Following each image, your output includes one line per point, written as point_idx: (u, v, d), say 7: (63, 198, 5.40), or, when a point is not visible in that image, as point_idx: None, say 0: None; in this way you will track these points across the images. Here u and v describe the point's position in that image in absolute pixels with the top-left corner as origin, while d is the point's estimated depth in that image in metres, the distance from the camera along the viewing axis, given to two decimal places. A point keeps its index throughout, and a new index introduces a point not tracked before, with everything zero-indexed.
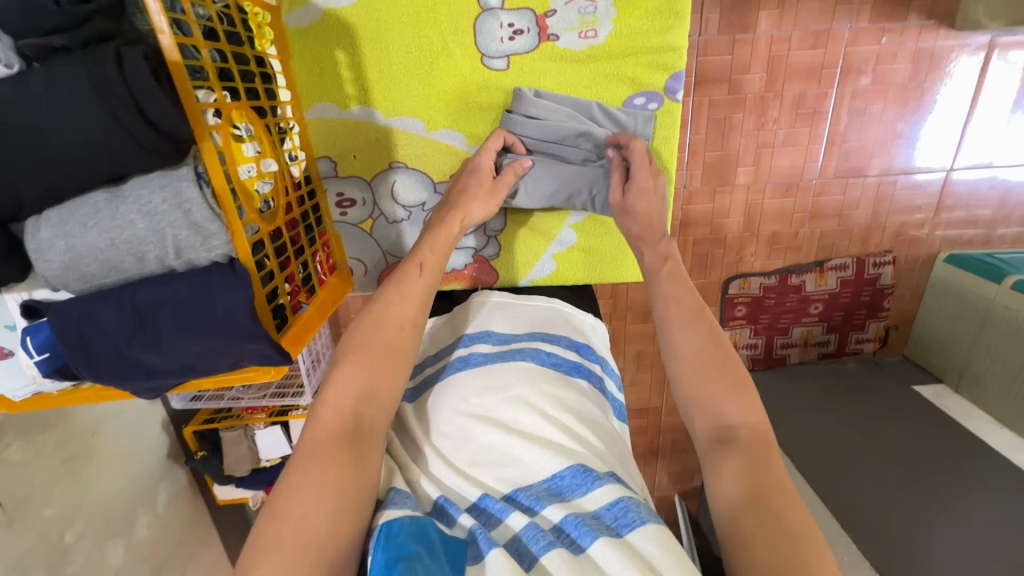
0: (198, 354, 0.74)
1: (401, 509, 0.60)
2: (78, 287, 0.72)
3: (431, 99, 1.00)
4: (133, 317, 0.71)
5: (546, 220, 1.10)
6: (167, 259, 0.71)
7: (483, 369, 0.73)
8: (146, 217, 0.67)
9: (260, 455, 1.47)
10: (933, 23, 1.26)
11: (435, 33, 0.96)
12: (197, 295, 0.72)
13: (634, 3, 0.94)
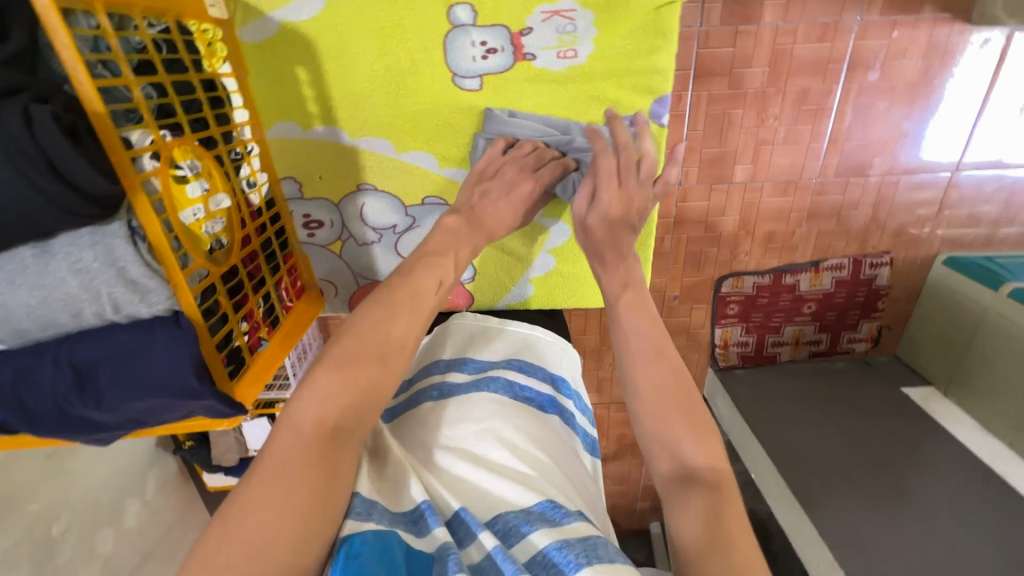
0: (143, 410, 0.74)
1: (362, 522, 0.58)
2: (15, 341, 0.70)
3: (399, 120, 0.96)
4: (72, 375, 0.70)
5: (524, 245, 1.07)
6: (106, 314, 0.69)
7: (455, 399, 0.73)
8: (77, 274, 0.65)
9: (247, 446, 1.48)
10: (949, 16, 1.19)
11: (401, 51, 0.91)
12: (140, 346, 0.71)
13: (617, 23, 0.88)
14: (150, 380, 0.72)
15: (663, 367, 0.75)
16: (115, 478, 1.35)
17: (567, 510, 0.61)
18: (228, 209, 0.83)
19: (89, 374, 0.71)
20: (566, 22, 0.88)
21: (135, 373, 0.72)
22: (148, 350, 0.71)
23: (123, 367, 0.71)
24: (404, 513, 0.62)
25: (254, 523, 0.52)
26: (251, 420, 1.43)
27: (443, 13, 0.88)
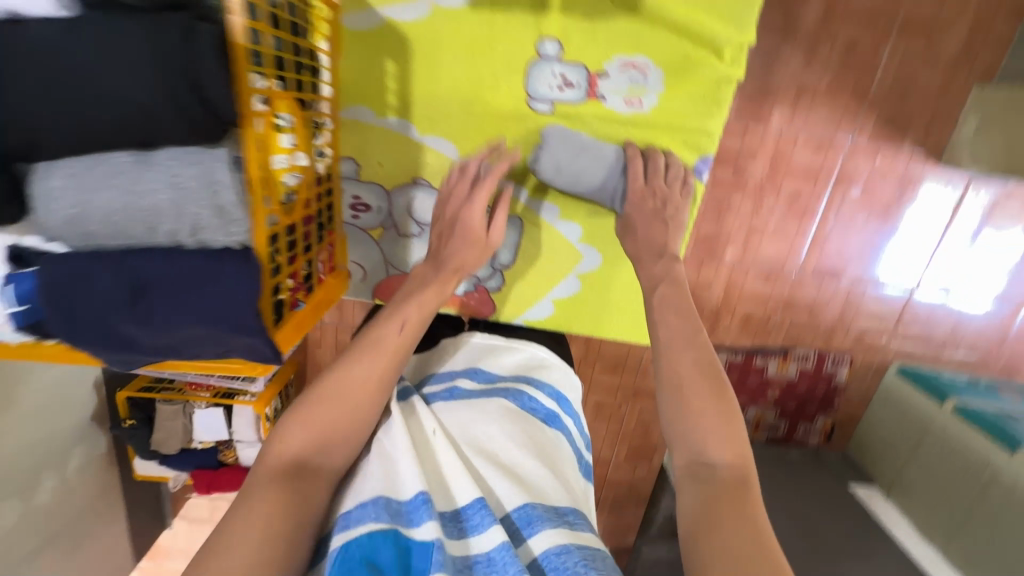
0: (191, 336, 0.72)
1: (353, 529, 0.58)
2: (76, 243, 0.66)
3: (467, 128, 1.02)
4: (128, 291, 0.67)
5: (555, 263, 1.11)
6: (180, 235, 0.67)
7: (465, 401, 0.75)
8: (173, 185, 0.64)
9: (193, 436, 1.40)
10: (924, 153, 1.37)
11: (487, 68, 0.97)
12: (204, 275, 0.69)
13: (683, 83, 0.96)
14: (210, 311, 0.70)
15: (683, 350, 0.76)
16: (38, 446, 1.23)
17: (566, 519, 0.62)
18: (305, 167, 0.86)
19: (144, 288, 0.68)
20: (637, 76, 0.96)
21: (189, 300, 0.70)
22: (218, 277, 0.69)
23: (189, 291, 0.69)
24: (404, 503, 0.61)
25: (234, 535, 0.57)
26: (204, 408, 1.37)
27: (533, 43, 0.95)
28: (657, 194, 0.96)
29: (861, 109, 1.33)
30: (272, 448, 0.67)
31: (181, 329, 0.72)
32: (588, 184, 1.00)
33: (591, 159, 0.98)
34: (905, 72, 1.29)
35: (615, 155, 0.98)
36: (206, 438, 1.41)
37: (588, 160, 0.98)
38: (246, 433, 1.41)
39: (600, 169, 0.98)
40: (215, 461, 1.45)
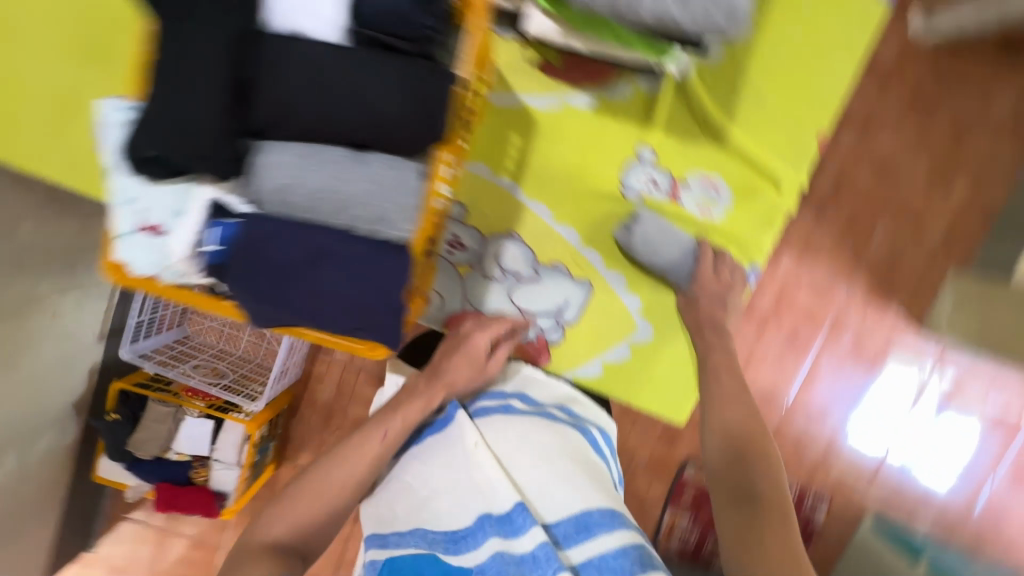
0: (338, 312, 0.72)
1: (394, 549, 0.68)
2: (270, 207, 0.70)
3: (569, 204, 1.04)
4: (303, 256, 0.69)
5: (611, 328, 1.09)
6: (361, 223, 0.71)
7: (517, 418, 0.78)
8: (368, 178, 0.70)
9: (172, 445, 1.34)
10: (906, 323, 1.53)
11: (596, 158, 1.02)
12: (361, 265, 0.70)
13: (749, 201, 1.04)
14: (351, 302, 0.71)
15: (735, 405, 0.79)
16: (18, 417, 1.17)
17: (621, 520, 0.69)
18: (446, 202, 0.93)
19: (301, 263, 0.69)
20: (710, 187, 1.03)
21: (338, 280, 0.70)
22: (371, 265, 0.70)
23: (336, 278, 0.70)
24: (443, 533, 0.67)
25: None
26: (196, 416, 1.33)
27: (632, 146, 1.01)
28: (716, 285, 0.97)
29: (856, 268, 1.51)
30: (260, 527, 0.70)
31: (332, 301, 0.71)
32: (665, 258, 1.00)
33: (670, 239, 1.01)
34: (895, 245, 1.49)
35: (688, 246, 1.01)
36: (184, 451, 1.35)
37: (668, 237, 1.01)
38: (228, 453, 1.35)
39: (678, 249, 1.01)
40: (184, 479, 1.36)
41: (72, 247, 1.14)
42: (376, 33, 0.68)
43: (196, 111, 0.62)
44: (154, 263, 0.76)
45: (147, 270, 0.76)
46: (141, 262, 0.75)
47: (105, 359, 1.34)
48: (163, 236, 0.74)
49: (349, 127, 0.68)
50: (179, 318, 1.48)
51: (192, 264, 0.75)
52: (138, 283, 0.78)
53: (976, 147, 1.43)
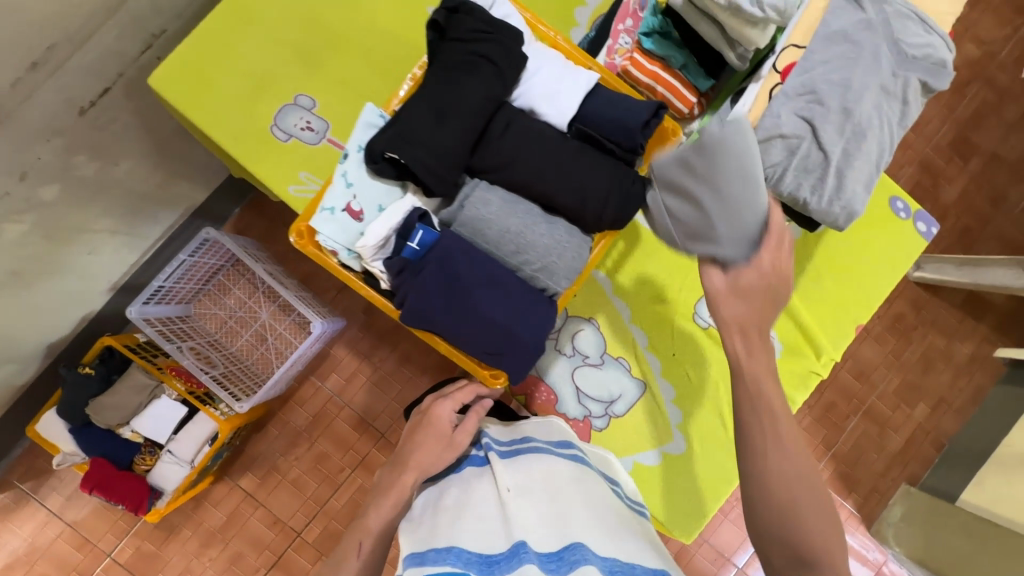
0: (480, 350, 0.59)
1: (435, 564, 0.48)
2: (457, 228, 0.60)
3: (664, 313, 0.86)
4: (460, 281, 0.57)
5: (642, 424, 0.85)
6: (530, 270, 0.60)
7: (565, 463, 0.68)
8: (561, 234, 0.61)
9: (132, 422, 1.25)
10: (859, 517, 1.51)
11: (682, 281, 0.85)
12: (525, 308, 0.59)
13: (806, 347, 0.86)
14: (495, 334, 0.58)
15: None
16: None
17: None
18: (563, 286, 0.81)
19: (457, 289, 0.57)
20: None
21: (494, 316, 0.58)
22: (527, 313, 0.59)
23: (483, 313, 0.58)
24: (482, 553, 0.50)
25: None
26: (171, 399, 1.25)
27: None
28: (772, 275, 0.54)
29: (824, 457, 1.51)
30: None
31: (475, 332, 0.58)
32: (713, 227, 0.54)
33: (742, 187, 0.51)
34: (859, 445, 1.52)
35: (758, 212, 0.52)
36: (141, 431, 1.25)
37: (736, 181, 0.52)
38: (184, 449, 1.24)
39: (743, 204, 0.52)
40: (126, 463, 1.26)
41: (148, 198, 1.15)
42: (593, 131, 0.62)
43: (447, 139, 0.57)
44: (342, 244, 0.60)
45: (331, 250, 0.60)
46: (332, 237, 0.59)
47: (103, 310, 1.27)
48: (361, 222, 0.61)
49: (563, 188, 0.60)
50: (190, 296, 1.41)
51: (377, 247, 0.58)
52: (314, 260, 0.62)
53: (937, 381, 1.54)
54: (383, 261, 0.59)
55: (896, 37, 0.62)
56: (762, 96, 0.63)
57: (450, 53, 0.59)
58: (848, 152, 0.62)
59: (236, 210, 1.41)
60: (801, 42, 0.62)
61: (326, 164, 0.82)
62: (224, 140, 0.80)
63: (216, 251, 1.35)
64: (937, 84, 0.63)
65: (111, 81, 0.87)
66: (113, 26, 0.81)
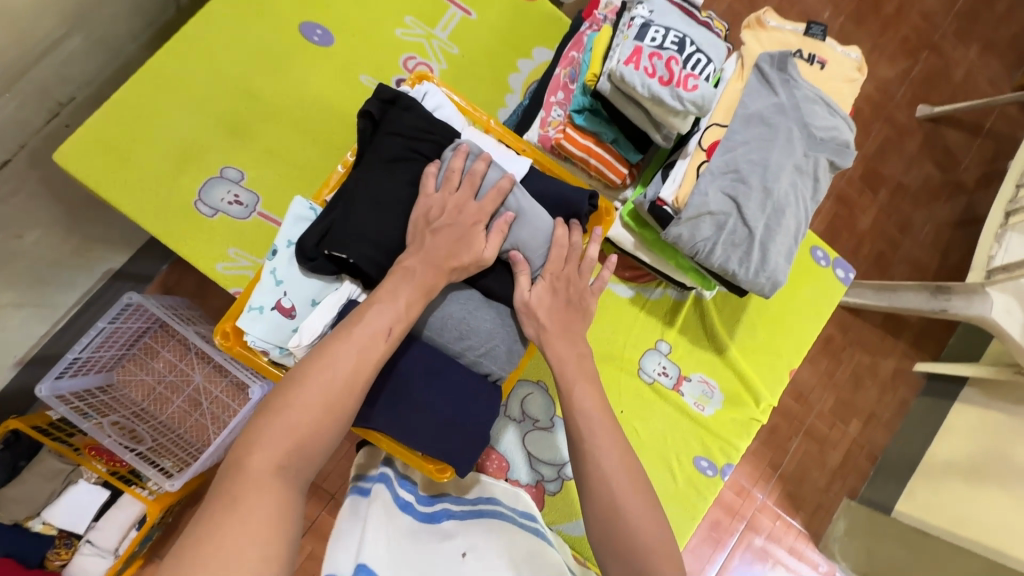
0: (424, 442, 0.57)
1: None
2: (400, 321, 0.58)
3: (611, 371, 0.86)
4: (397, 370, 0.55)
5: None
6: (471, 353, 0.59)
7: (515, 528, 0.65)
8: (503, 320, 0.60)
9: (43, 512, 1.12)
10: (807, 534, 1.56)
11: (626, 338, 0.87)
12: (467, 398, 0.57)
13: (744, 393, 0.90)
14: (441, 422, 0.56)
15: None
16: None
17: None
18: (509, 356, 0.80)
19: (397, 385, 0.55)
20: (706, 384, 0.89)
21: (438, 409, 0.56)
22: (471, 402, 0.57)
23: (428, 396, 0.56)
24: None
25: (200, 569, 0.37)
26: (91, 483, 1.15)
27: (653, 335, 0.88)
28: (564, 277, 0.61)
29: (771, 478, 1.56)
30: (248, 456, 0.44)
31: (420, 424, 0.56)
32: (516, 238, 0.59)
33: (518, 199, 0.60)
34: (803, 463, 1.59)
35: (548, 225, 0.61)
36: (55, 522, 1.12)
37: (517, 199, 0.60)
38: (106, 537, 1.13)
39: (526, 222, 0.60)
40: (36, 561, 1.10)
41: (59, 265, 1.06)
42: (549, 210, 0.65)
43: (386, 220, 0.57)
44: (273, 343, 0.58)
45: (261, 347, 0.57)
46: (261, 334, 0.57)
47: (8, 388, 1.14)
48: (293, 318, 0.59)
49: (507, 274, 0.61)
50: (111, 363, 1.30)
51: (311, 345, 0.55)
52: (243, 361, 0.58)
53: (867, 398, 1.65)
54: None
55: (806, 120, 0.67)
56: (690, 172, 0.66)
57: (389, 145, 0.59)
58: (770, 228, 0.66)
59: (163, 267, 1.35)
60: (723, 122, 0.66)
61: (258, 239, 0.78)
62: (144, 219, 0.75)
63: (140, 315, 1.26)
64: (843, 162, 0.68)
65: (11, 152, 0.80)
66: (13, 97, 0.75)
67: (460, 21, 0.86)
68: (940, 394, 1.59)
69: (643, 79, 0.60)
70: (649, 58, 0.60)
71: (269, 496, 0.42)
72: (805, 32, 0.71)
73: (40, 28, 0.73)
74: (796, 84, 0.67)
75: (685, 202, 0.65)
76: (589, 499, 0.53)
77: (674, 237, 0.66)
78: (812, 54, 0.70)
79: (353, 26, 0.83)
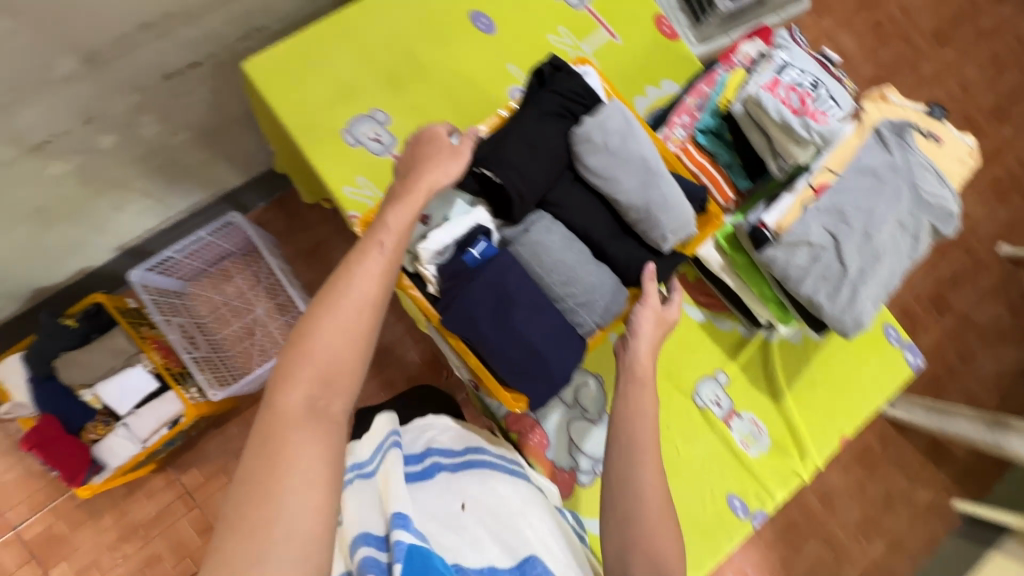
0: (510, 367, 0.59)
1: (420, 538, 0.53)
2: (516, 250, 0.61)
3: (667, 385, 0.87)
4: (497, 300, 0.57)
5: None
6: (567, 299, 0.61)
7: (506, 477, 0.68)
8: (606, 279, 0.62)
9: (95, 386, 1.17)
10: None
11: (689, 360, 0.89)
12: (563, 336, 0.60)
13: (793, 443, 0.89)
14: (524, 363, 0.59)
15: None
16: None
17: None
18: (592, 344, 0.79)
19: (504, 304, 0.57)
20: (755, 425, 0.89)
21: (533, 339, 0.58)
22: (560, 341, 0.59)
23: (535, 312, 0.58)
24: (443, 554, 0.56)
25: (264, 500, 0.44)
26: (146, 370, 1.19)
27: (714, 365, 0.90)
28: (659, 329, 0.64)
29: None
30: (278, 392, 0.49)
31: (510, 350, 0.58)
32: (626, 194, 0.62)
33: (637, 162, 0.62)
34: (815, 570, 1.49)
35: (670, 191, 0.62)
36: (103, 398, 1.17)
37: (638, 164, 0.62)
38: (142, 426, 1.17)
39: (642, 180, 0.62)
40: (77, 428, 1.18)
41: (189, 172, 1.18)
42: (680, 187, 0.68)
43: (540, 166, 0.62)
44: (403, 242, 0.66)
45: None
46: None
47: (105, 265, 1.25)
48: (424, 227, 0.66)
49: (619, 243, 0.65)
50: (191, 275, 1.38)
51: (437, 253, 0.60)
52: None
53: (896, 522, 1.56)
54: (437, 266, 0.60)
55: (916, 183, 0.71)
56: (796, 205, 0.71)
57: (548, 102, 0.65)
58: (863, 270, 0.69)
59: (261, 203, 1.45)
60: (835, 169, 0.72)
61: (383, 175, 0.87)
62: (300, 138, 0.85)
63: (234, 237, 1.36)
64: (945, 229, 0.72)
65: (201, 57, 0.93)
66: (224, 14, 0.88)
67: (605, 42, 0.97)
68: (977, 538, 1.49)
69: (777, 106, 0.66)
70: (784, 90, 0.67)
71: (309, 429, 0.48)
72: (926, 111, 0.77)
73: None
74: (911, 151, 0.72)
75: (787, 229, 0.70)
76: (630, 462, 0.57)
77: (768, 259, 0.70)
78: (930, 130, 0.75)
79: (514, 25, 0.95)
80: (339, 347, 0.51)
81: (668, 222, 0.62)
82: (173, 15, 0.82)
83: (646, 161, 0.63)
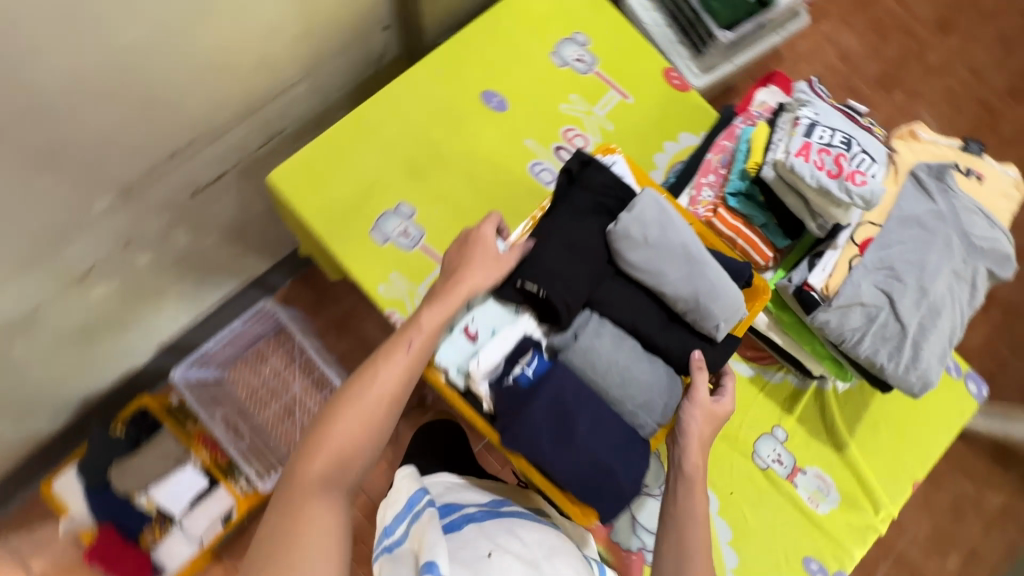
0: (577, 479, 0.57)
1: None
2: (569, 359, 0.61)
3: (724, 448, 0.85)
4: (555, 415, 0.57)
5: None
6: (625, 402, 0.60)
7: (537, 525, 0.66)
8: (661, 374, 0.61)
9: (150, 491, 1.19)
10: None
11: (744, 420, 0.86)
12: (625, 443, 0.58)
13: (864, 493, 0.86)
14: (590, 477, 0.57)
15: None
16: (47, 388, 1.05)
17: None
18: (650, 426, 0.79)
19: (565, 419, 0.57)
20: (822, 480, 0.86)
21: (597, 452, 0.57)
22: (625, 449, 0.58)
23: (595, 424, 0.58)
24: None
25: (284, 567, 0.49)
26: (195, 469, 1.22)
27: (770, 421, 0.87)
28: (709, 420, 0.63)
29: None
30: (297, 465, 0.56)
31: (575, 464, 0.57)
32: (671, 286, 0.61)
33: (680, 254, 0.61)
34: None
35: (717, 279, 0.61)
36: (157, 501, 1.19)
37: (681, 255, 0.61)
38: (197, 524, 1.19)
39: (687, 272, 0.61)
40: (135, 532, 1.18)
41: (220, 269, 1.19)
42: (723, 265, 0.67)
43: (580, 271, 0.62)
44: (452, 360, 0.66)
45: None
46: None
47: (147, 366, 1.26)
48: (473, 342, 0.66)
49: (670, 333, 0.63)
50: (229, 360, 1.37)
51: (489, 371, 0.61)
52: None
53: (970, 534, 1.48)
54: (490, 382, 0.61)
55: (965, 230, 0.69)
56: (842, 264, 0.69)
57: (581, 200, 0.65)
58: (923, 327, 0.67)
59: (287, 281, 1.44)
60: (878, 221, 0.69)
61: (417, 268, 0.87)
62: (331, 240, 0.86)
63: (268, 323, 1.37)
64: (1003, 273, 0.70)
65: (227, 167, 0.93)
66: (245, 126, 0.90)
67: (617, 103, 0.97)
68: None
69: (812, 171, 0.65)
70: (818, 153, 0.66)
71: (322, 499, 0.54)
72: (962, 147, 0.75)
73: (281, 76, 0.89)
74: (954, 193, 0.70)
75: (836, 291, 0.68)
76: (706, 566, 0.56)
77: (820, 323, 0.68)
78: (970, 168, 0.73)
79: (526, 98, 0.95)
80: (355, 432, 0.57)
81: (718, 310, 0.61)
82: (199, 137, 0.85)
83: (687, 250, 0.61)
